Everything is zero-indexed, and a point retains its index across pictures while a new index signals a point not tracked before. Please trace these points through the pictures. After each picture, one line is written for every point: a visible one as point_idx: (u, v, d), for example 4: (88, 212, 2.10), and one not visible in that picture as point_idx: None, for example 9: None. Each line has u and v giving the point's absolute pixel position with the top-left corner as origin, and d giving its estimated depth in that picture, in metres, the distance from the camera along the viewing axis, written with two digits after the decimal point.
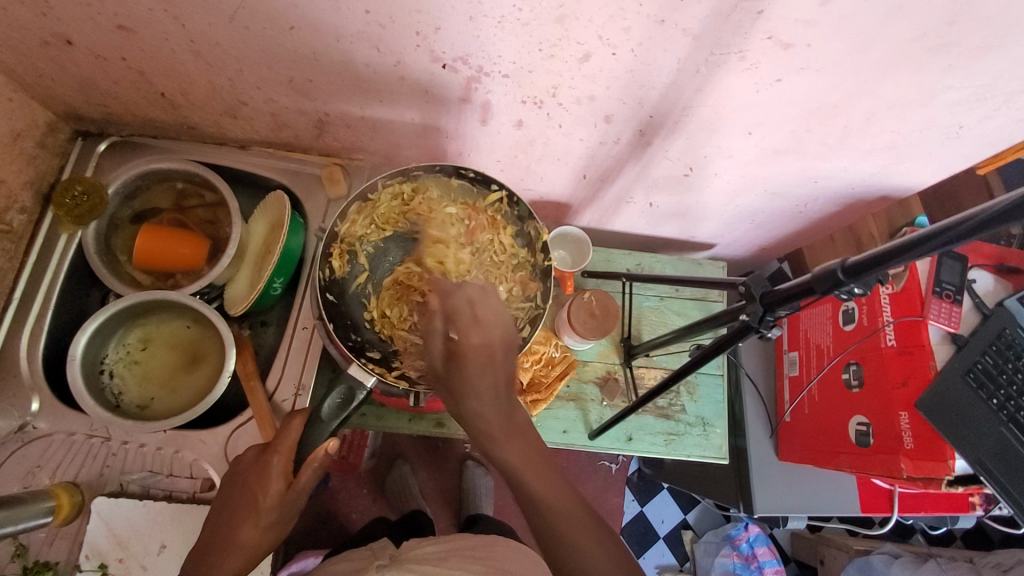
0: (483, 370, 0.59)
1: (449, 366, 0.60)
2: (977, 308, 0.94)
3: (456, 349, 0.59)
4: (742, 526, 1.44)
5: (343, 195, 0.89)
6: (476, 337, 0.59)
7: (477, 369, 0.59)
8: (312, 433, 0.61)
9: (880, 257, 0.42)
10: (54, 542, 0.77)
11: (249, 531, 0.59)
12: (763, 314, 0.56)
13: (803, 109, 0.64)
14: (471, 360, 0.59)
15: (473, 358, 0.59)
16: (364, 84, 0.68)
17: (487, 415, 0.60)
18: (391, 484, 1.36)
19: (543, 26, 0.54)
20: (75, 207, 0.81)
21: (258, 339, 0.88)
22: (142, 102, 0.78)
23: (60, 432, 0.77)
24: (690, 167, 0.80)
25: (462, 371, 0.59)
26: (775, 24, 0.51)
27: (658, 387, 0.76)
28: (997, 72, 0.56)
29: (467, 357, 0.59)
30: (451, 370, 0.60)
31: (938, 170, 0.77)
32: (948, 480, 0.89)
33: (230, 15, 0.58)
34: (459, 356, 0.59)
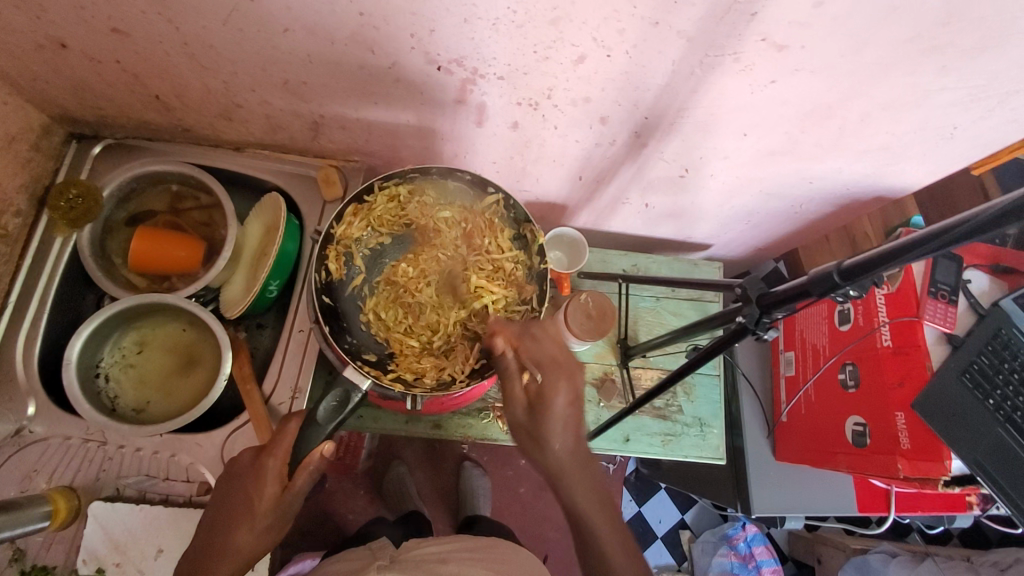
0: (566, 414, 0.60)
1: (534, 417, 0.61)
2: (973, 308, 0.94)
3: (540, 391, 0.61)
4: (740, 525, 1.44)
5: (339, 197, 0.88)
6: (563, 382, 0.60)
7: (560, 408, 0.60)
8: (307, 435, 0.59)
9: (876, 260, 0.42)
10: (51, 546, 0.76)
11: (243, 535, 0.58)
12: (760, 316, 0.56)
13: (798, 110, 0.64)
14: (553, 403, 0.60)
15: (556, 403, 0.60)
16: (358, 86, 0.68)
17: (568, 461, 0.60)
18: (388, 486, 1.36)
19: (538, 28, 0.54)
20: (71, 210, 0.80)
21: (254, 342, 0.88)
22: (137, 105, 0.78)
23: (56, 436, 0.76)
24: (685, 168, 0.80)
25: (545, 417, 0.60)
26: (769, 26, 0.51)
27: (655, 387, 0.76)
28: (992, 73, 0.56)
29: (551, 401, 0.60)
30: (534, 417, 0.61)
31: (933, 170, 0.77)
32: (944, 481, 0.89)
33: (224, 18, 0.58)
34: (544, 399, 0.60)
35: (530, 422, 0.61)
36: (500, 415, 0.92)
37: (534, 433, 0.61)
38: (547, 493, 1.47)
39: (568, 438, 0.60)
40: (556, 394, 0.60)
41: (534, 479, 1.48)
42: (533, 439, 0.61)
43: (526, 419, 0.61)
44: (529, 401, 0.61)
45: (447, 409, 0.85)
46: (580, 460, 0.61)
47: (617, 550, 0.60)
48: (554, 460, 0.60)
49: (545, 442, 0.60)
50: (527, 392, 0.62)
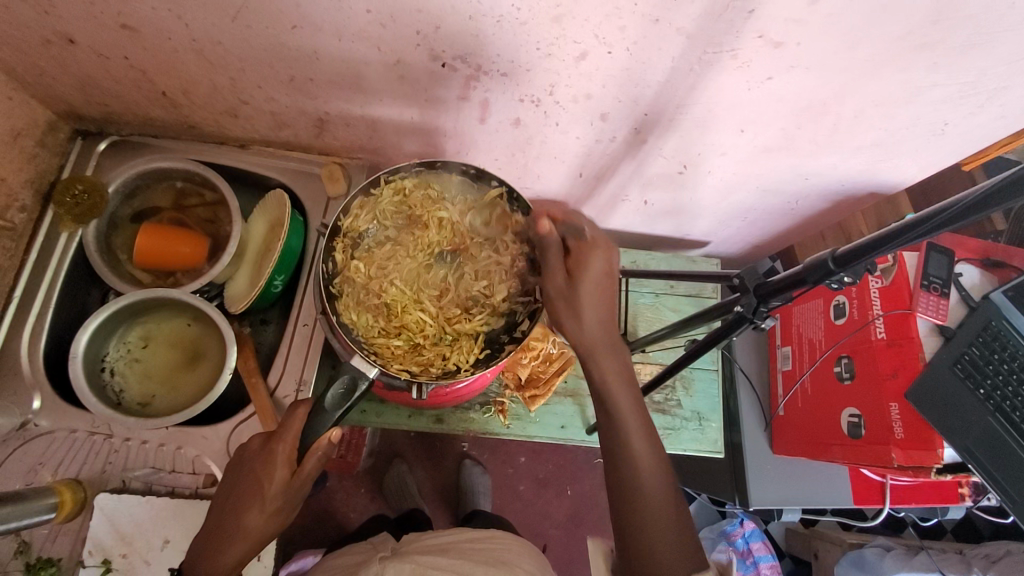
0: (601, 284, 0.58)
1: (572, 285, 0.58)
2: (964, 301, 0.96)
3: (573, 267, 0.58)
4: (738, 521, 1.44)
5: (342, 193, 0.90)
6: (599, 255, 0.58)
7: (590, 288, 0.58)
8: (315, 423, 0.59)
9: (866, 247, 0.45)
10: (56, 539, 0.77)
11: (254, 518, 0.59)
12: (758, 305, 0.58)
13: (794, 107, 0.66)
14: (592, 270, 0.58)
15: (594, 270, 0.58)
16: (364, 82, 0.69)
17: (598, 328, 0.58)
18: (389, 483, 1.37)
19: (541, 25, 0.56)
20: (76, 206, 0.82)
21: (258, 337, 0.89)
22: (144, 101, 0.79)
23: (61, 429, 0.77)
24: (684, 165, 0.81)
25: (581, 286, 0.57)
26: (765, 24, 0.52)
27: (666, 374, 0.80)
28: (980, 70, 0.58)
29: (588, 270, 0.57)
30: (570, 287, 0.58)
31: (924, 166, 0.79)
32: (936, 470, 0.92)
33: (233, 14, 0.59)
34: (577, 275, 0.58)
35: (567, 291, 0.58)
36: (502, 408, 0.93)
37: (569, 305, 0.58)
38: (547, 491, 1.47)
39: (600, 305, 0.58)
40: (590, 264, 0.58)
41: (534, 477, 1.48)
42: (566, 310, 0.58)
43: (564, 289, 0.58)
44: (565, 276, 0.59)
45: (451, 402, 0.86)
46: (606, 329, 0.59)
47: (645, 455, 0.58)
48: (586, 329, 0.58)
49: (580, 311, 0.57)
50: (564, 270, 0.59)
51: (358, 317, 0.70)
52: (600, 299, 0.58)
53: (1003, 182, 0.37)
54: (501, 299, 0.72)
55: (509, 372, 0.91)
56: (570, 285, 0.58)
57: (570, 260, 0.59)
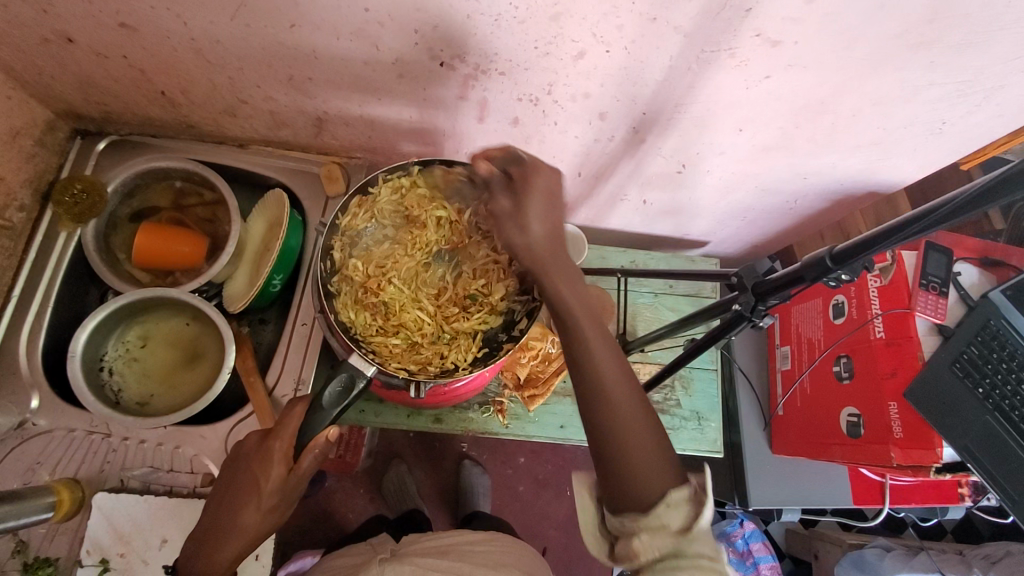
0: (547, 201, 0.55)
1: (516, 204, 0.54)
2: (963, 300, 0.96)
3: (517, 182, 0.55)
4: (738, 521, 1.42)
5: (341, 193, 0.90)
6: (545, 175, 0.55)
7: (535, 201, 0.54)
8: (312, 421, 0.59)
9: (863, 244, 0.45)
10: (54, 538, 0.76)
11: (251, 515, 0.59)
12: (755, 303, 0.58)
13: (792, 105, 0.65)
14: (539, 188, 0.54)
15: (538, 187, 0.55)
16: (362, 82, 0.69)
17: (545, 246, 0.53)
18: (388, 483, 1.37)
19: (539, 24, 0.56)
20: (75, 205, 0.82)
21: (257, 337, 0.89)
22: (143, 101, 0.79)
23: (59, 428, 0.77)
24: (682, 164, 0.81)
25: (526, 200, 0.54)
26: (763, 22, 0.52)
27: (665, 372, 0.80)
28: (977, 68, 0.58)
29: (532, 186, 0.54)
30: (517, 206, 0.54)
31: (923, 166, 0.79)
32: (935, 469, 0.92)
33: (232, 13, 0.60)
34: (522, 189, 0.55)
35: (512, 211, 0.54)
36: (502, 408, 0.93)
37: (513, 223, 0.54)
38: (546, 491, 1.47)
39: (546, 223, 0.54)
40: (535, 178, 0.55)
41: (533, 478, 1.48)
42: (512, 229, 0.54)
43: (508, 208, 0.55)
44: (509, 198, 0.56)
45: (449, 401, 0.85)
46: (558, 247, 0.54)
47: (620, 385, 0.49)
48: (536, 247, 0.53)
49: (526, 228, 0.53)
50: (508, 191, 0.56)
51: (357, 316, 0.70)
52: (547, 217, 0.54)
53: (996, 180, 0.37)
54: (499, 298, 0.72)
55: (508, 371, 0.91)
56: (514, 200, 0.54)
57: (513, 180, 0.56)
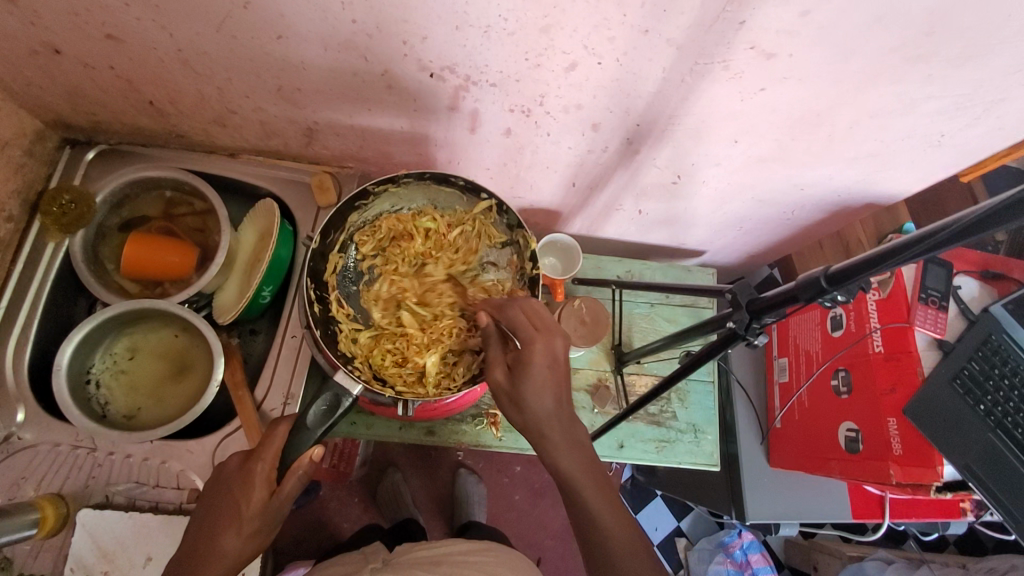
0: (549, 372, 0.56)
1: (511, 379, 0.57)
2: (963, 314, 0.96)
3: (517, 357, 0.57)
4: (736, 532, 1.42)
5: (333, 203, 0.89)
6: (542, 346, 0.55)
7: (538, 377, 0.55)
8: (296, 442, 0.58)
9: (863, 264, 0.43)
10: (38, 556, 0.75)
11: (232, 539, 0.58)
12: (750, 321, 0.56)
13: (787, 117, 0.64)
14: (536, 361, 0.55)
15: (536, 368, 0.55)
16: (352, 92, 0.68)
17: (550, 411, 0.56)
18: (382, 492, 1.35)
19: (529, 36, 0.55)
20: (64, 215, 0.81)
21: (247, 348, 0.88)
22: (132, 110, 0.78)
23: (45, 442, 0.76)
24: (678, 175, 0.80)
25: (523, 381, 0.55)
26: (757, 34, 0.51)
27: (641, 400, 0.76)
28: (978, 81, 0.56)
29: (529, 364, 0.55)
30: (512, 383, 0.57)
31: (922, 177, 0.77)
32: (937, 487, 0.89)
33: (218, 24, 0.58)
34: (521, 367, 0.56)
35: (508, 387, 0.57)
36: (495, 421, 0.92)
37: (513, 396, 0.56)
38: (542, 500, 1.46)
39: (548, 385, 0.55)
40: (535, 356, 0.55)
41: (530, 487, 1.47)
42: (509, 401, 0.57)
43: (505, 382, 0.57)
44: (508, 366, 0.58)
45: (441, 415, 0.84)
46: (562, 421, 0.56)
47: None
48: (535, 419, 0.55)
49: (521, 406, 0.56)
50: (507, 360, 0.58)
51: (352, 333, 0.72)
52: (547, 387, 0.55)
53: (1012, 199, 0.34)
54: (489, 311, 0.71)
55: None
56: (510, 378, 0.57)
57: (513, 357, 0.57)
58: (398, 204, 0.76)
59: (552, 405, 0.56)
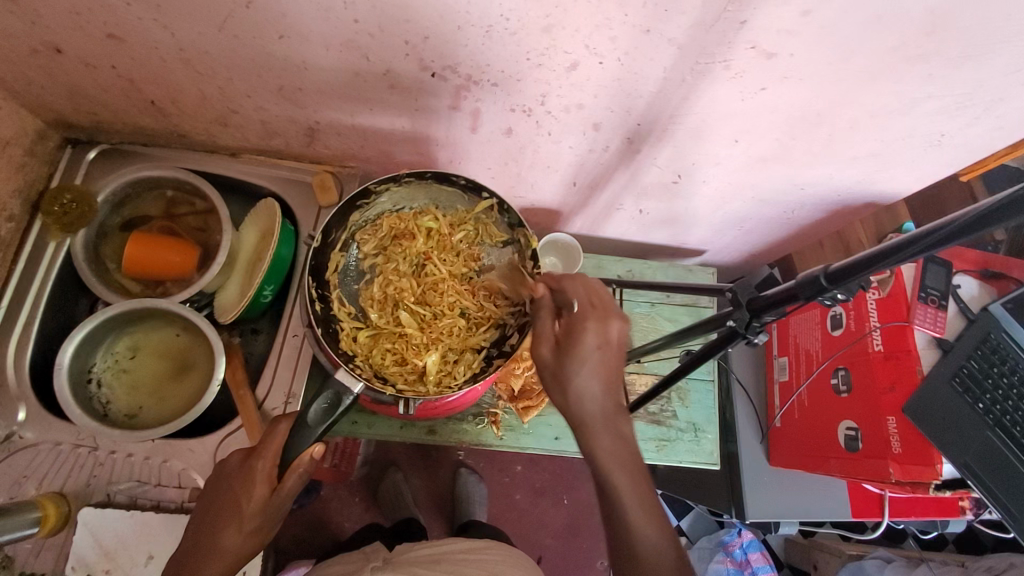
0: (598, 354, 0.54)
1: (560, 356, 0.55)
2: (962, 313, 0.96)
3: (569, 333, 0.55)
4: (736, 531, 1.42)
5: (334, 203, 0.89)
6: (595, 324, 0.54)
7: (587, 358, 0.54)
8: (296, 442, 0.58)
9: (862, 263, 0.43)
10: (40, 554, 0.75)
11: (232, 536, 0.58)
12: (750, 320, 0.57)
13: (788, 117, 0.64)
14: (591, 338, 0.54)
15: (587, 346, 0.54)
16: (353, 91, 0.68)
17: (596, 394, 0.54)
18: (383, 491, 1.36)
19: (530, 35, 0.55)
20: (65, 214, 0.81)
21: (249, 347, 0.88)
22: (133, 110, 0.78)
23: (46, 441, 0.76)
24: (679, 174, 0.80)
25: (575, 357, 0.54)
26: (758, 34, 0.52)
27: (644, 397, 0.77)
28: (977, 81, 0.57)
29: (582, 342, 0.54)
30: (558, 359, 0.55)
31: (923, 176, 0.78)
32: (935, 484, 0.90)
33: (220, 24, 0.59)
34: (572, 344, 0.54)
35: (554, 363, 0.55)
36: (496, 420, 0.93)
37: (560, 372, 0.54)
38: (543, 500, 1.46)
39: (597, 367, 0.54)
40: (588, 334, 0.54)
41: (530, 486, 1.47)
42: (552, 379, 0.55)
43: (552, 358, 0.55)
44: (557, 342, 0.56)
45: (442, 413, 0.85)
46: (605, 405, 0.54)
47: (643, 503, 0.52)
48: (580, 399, 0.54)
49: (564, 383, 0.54)
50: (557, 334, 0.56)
51: (353, 331, 0.72)
52: (594, 369, 0.54)
53: (1007, 200, 0.35)
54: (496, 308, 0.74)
55: (503, 383, 0.90)
56: (560, 354, 0.54)
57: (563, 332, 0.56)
58: (399, 203, 0.76)
59: (598, 389, 0.54)
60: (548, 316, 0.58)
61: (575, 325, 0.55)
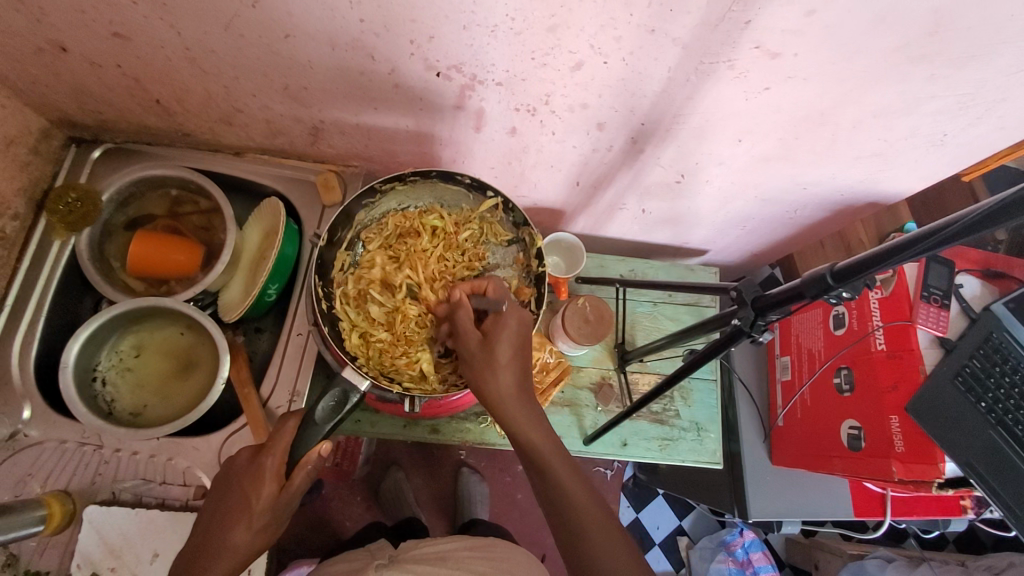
0: (516, 345, 0.62)
1: (484, 347, 0.62)
2: (965, 312, 0.97)
3: (490, 328, 0.63)
4: (738, 531, 1.42)
5: (338, 202, 0.89)
6: (514, 316, 0.63)
7: (507, 346, 0.61)
8: (305, 437, 0.59)
9: (866, 262, 0.43)
10: (44, 551, 0.75)
11: (241, 534, 0.58)
12: (755, 319, 0.57)
13: (792, 116, 0.65)
14: (506, 331, 0.62)
15: (508, 335, 0.62)
16: (357, 90, 0.68)
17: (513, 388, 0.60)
18: (385, 491, 1.36)
19: (536, 35, 0.55)
20: (70, 214, 0.81)
21: (253, 346, 0.89)
22: (138, 109, 0.78)
23: (51, 439, 0.77)
24: (682, 174, 0.81)
25: (491, 346, 0.61)
26: (762, 34, 0.52)
27: (647, 398, 0.77)
28: (980, 81, 0.57)
29: (504, 331, 0.62)
30: (486, 346, 0.61)
31: (925, 177, 0.78)
32: (938, 483, 0.91)
33: (227, 23, 0.59)
34: (494, 335, 0.62)
35: (480, 352, 0.61)
36: None
37: (482, 365, 0.61)
38: None
39: (515, 358, 0.61)
40: (508, 325, 0.62)
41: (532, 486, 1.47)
42: (482, 366, 0.60)
43: (477, 350, 0.62)
44: (482, 336, 0.63)
45: (447, 412, 0.84)
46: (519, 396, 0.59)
47: None
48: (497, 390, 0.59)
49: (495, 365, 0.60)
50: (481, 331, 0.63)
51: (354, 327, 0.72)
52: (516, 358, 0.61)
53: (1008, 201, 0.35)
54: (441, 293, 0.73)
55: None
56: (486, 344, 0.61)
57: (488, 326, 0.63)
58: (405, 203, 0.77)
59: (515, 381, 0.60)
60: (468, 314, 0.66)
61: (496, 318, 0.63)
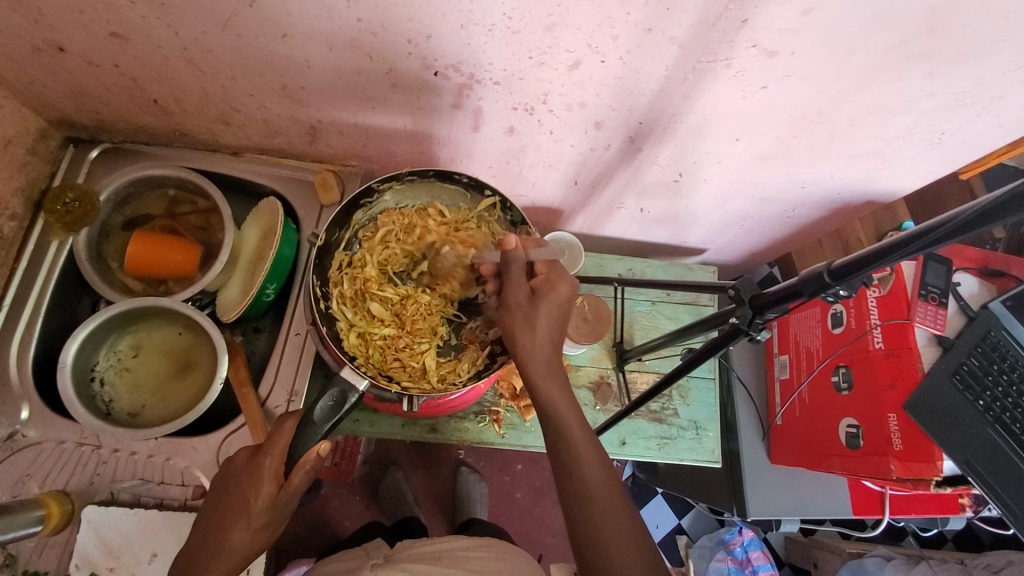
0: (561, 311, 0.61)
1: (532, 302, 0.61)
2: (963, 310, 0.96)
3: (541, 287, 0.61)
4: (736, 530, 1.42)
5: (336, 201, 0.89)
6: (564, 280, 0.62)
7: (552, 309, 0.60)
8: (304, 437, 0.59)
9: (865, 259, 0.43)
10: (43, 551, 0.75)
11: (240, 534, 0.59)
12: (753, 317, 0.57)
13: (789, 115, 0.65)
14: (557, 294, 0.61)
15: (558, 295, 0.61)
16: (355, 90, 0.68)
17: (546, 354, 0.60)
18: (384, 491, 1.36)
19: (533, 34, 0.55)
20: (67, 214, 0.81)
21: (251, 346, 0.89)
22: (136, 109, 0.78)
23: (50, 440, 0.77)
24: (680, 173, 0.81)
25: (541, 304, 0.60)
26: (759, 33, 0.52)
27: (642, 398, 0.77)
28: (978, 78, 0.57)
29: (554, 294, 0.61)
30: (533, 303, 0.60)
31: (923, 175, 0.78)
32: (935, 482, 0.91)
33: (224, 23, 0.59)
34: (544, 296, 0.61)
35: (527, 307, 0.60)
36: (497, 418, 0.92)
37: (527, 321, 0.60)
38: (544, 499, 1.46)
39: (555, 323, 0.61)
40: (559, 288, 0.61)
41: (531, 486, 1.47)
42: (522, 323, 0.60)
43: (524, 304, 0.61)
44: (531, 292, 0.62)
45: (444, 411, 0.84)
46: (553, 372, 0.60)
47: None
48: (532, 353, 0.59)
49: (535, 326, 0.60)
50: (530, 287, 0.62)
51: (351, 327, 0.72)
52: (557, 326, 0.61)
53: (1005, 199, 0.35)
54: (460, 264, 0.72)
55: (504, 381, 0.91)
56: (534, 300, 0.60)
57: (537, 284, 0.62)
58: (402, 203, 0.78)
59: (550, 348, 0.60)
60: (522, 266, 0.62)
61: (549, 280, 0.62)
